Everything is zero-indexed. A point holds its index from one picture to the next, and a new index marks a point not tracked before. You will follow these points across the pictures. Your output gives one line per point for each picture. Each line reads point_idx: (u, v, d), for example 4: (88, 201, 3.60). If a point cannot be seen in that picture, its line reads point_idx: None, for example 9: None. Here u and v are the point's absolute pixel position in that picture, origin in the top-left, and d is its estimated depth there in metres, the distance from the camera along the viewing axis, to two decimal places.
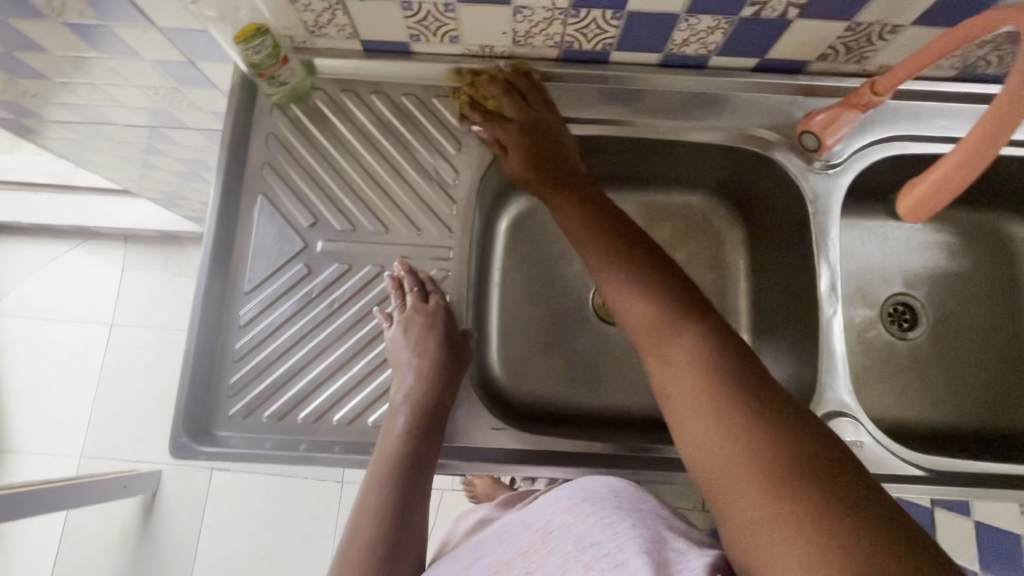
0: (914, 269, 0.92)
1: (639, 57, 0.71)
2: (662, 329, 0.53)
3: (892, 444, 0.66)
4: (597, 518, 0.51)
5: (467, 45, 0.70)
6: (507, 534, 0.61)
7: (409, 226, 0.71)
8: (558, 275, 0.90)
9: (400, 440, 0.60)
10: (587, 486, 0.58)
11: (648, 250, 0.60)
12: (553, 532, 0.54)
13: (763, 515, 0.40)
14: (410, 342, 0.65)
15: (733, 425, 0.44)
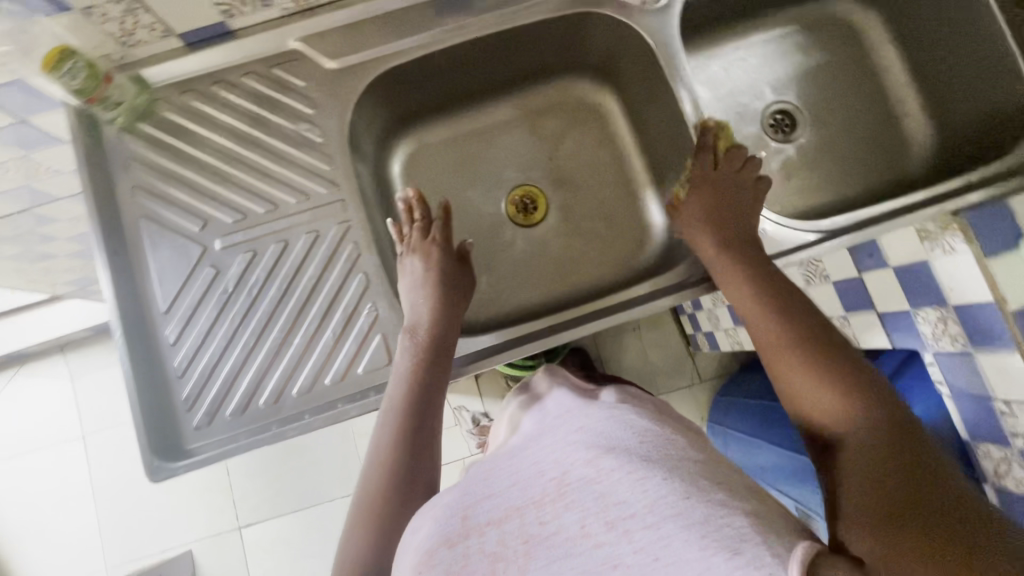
0: (780, 76, 0.99)
1: None
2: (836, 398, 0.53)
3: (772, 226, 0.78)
4: (625, 473, 0.46)
5: (282, 5, 0.70)
6: (519, 471, 0.51)
7: (297, 195, 0.71)
8: (468, 200, 0.93)
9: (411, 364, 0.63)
10: (613, 433, 0.51)
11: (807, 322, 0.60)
12: (571, 482, 0.47)
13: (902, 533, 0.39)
14: (423, 265, 0.71)
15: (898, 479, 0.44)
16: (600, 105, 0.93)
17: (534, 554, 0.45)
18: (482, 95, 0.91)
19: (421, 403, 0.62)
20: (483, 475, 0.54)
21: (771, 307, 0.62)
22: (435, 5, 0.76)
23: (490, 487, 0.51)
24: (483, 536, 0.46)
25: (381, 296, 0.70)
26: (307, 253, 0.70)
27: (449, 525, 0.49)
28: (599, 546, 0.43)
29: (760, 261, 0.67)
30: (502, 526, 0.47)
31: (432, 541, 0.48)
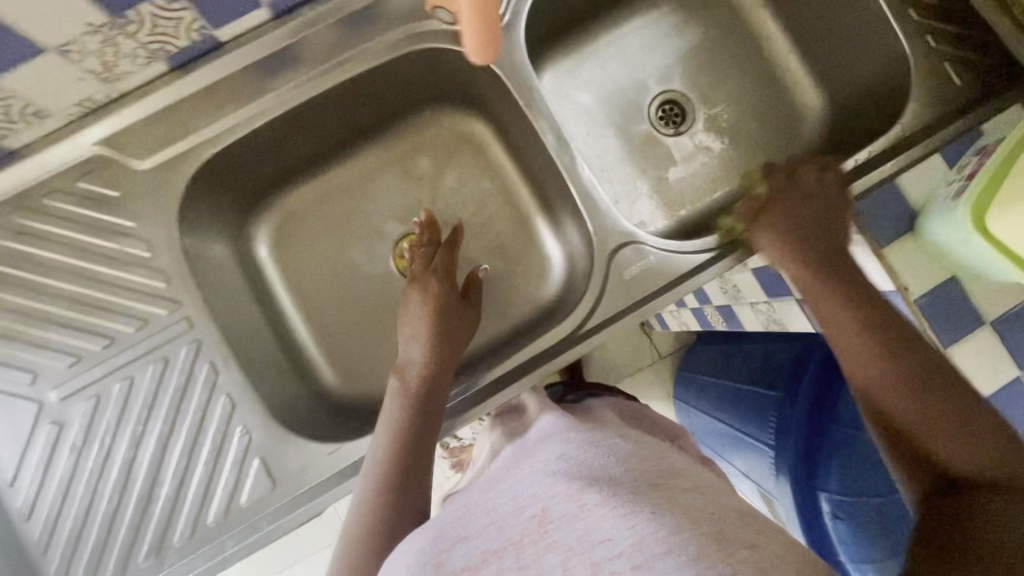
0: (664, 62, 0.90)
1: (249, 23, 0.63)
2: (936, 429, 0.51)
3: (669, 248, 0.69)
4: (609, 509, 0.45)
5: (63, 110, 0.60)
6: (497, 509, 0.51)
7: (132, 321, 0.63)
8: (350, 263, 0.85)
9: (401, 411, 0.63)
10: (597, 464, 0.51)
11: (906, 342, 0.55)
12: (551, 521, 0.46)
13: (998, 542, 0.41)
14: (425, 292, 0.73)
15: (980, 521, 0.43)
16: (471, 134, 0.85)
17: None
18: (340, 148, 0.83)
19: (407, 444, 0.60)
20: (459, 511, 0.54)
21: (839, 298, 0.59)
22: (249, 71, 0.66)
23: (466, 526, 0.50)
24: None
25: (251, 416, 0.63)
26: (157, 385, 0.63)
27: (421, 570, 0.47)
28: None
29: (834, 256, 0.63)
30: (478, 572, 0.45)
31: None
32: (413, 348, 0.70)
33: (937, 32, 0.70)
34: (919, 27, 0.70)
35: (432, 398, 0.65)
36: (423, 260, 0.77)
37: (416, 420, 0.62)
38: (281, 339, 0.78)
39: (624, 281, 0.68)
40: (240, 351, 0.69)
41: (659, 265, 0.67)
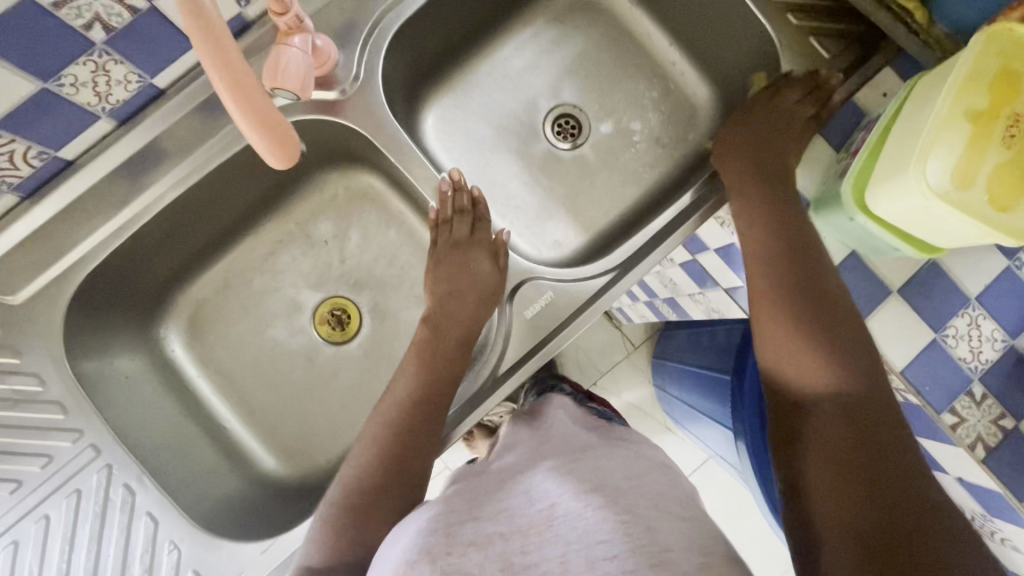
0: (550, 76, 0.88)
1: (94, 135, 0.61)
2: (818, 376, 0.53)
3: (568, 275, 0.68)
4: (608, 513, 0.43)
5: None
6: (500, 499, 0.49)
7: (36, 460, 0.61)
8: (269, 342, 0.82)
9: (417, 374, 0.63)
10: (605, 468, 0.49)
11: (825, 292, 0.56)
12: (558, 515, 0.44)
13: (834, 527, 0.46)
14: (449, 259, 0.71)
15: (874, 501, 0.45)
16: (367, 188, 0.84)
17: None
18: (235, 229, 0.80)
19: (435, 405, 0.62)
20: (464, 494, 0.51)
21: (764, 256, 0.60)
22: (105, 180, 0.64)
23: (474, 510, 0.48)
24: (465, 557, 0.43)
25: (177, 529, 0.62)
26: (74, 519, 0.61)
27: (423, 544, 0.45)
28: None
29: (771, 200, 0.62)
30: (486, 549, 0.43)
31: (412, 551, 0.44)
32: (449, 305, 0.68)
33: (797, 9, 0.70)
34: (778, 6, 0.70)
35: (451, 367, 0.64)
36: (469, 229, 0.72)
37: (440, 375, 0.63)
38: (210, 435, 0.76)
39: (532, 317, 0.68)
40: (158, 464, 0.68)
41: (556, 301, 0.68)
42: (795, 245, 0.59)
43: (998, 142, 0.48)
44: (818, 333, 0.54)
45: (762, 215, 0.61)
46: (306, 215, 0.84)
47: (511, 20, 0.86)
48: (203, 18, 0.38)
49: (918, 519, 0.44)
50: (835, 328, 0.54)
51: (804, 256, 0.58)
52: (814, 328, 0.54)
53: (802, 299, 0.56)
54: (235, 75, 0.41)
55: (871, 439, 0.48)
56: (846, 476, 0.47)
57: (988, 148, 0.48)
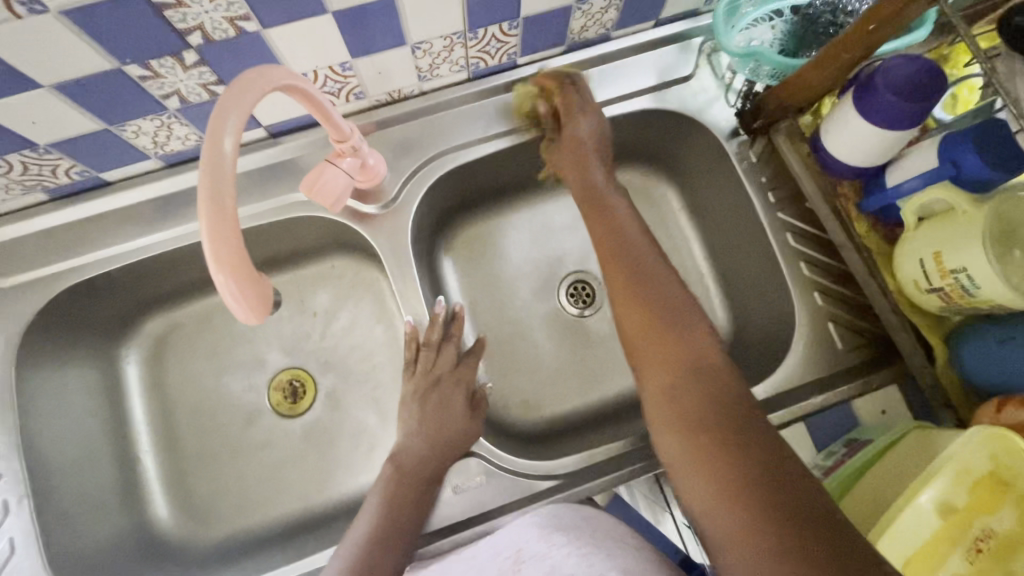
0: (582, 243, 0.90)
1: (138, 169, 0.65)
2: (663, 345, 0.50)
3: (513, 464, 0.67)
4: (570, 547, 0.52)
5: None
6: (479, 559, 0.57)
7: None
8: (218, 389, 0.82)
9: (379, 507, 0.62)
10: (568, 519, 0.58)
11: (665, 279, 0.54)
12: (524, 557, 0.53)
13: (709, 494, 0.42)
14: (415, 395, 0.68)
15: (723, 430, 0.44)
16: (373, 282, 0.85)
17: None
18: None
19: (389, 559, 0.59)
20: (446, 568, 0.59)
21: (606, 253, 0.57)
22: (132, 207, 0.67)
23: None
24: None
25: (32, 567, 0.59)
26: None
27: None
28: None
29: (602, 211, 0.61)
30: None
31: None
32: (415, 437, 0.65)
33: (826, 291, 0.69)
34: (810, 280, 0.69)
35: (415, 502, 0.63)
36: (454, 360, 0.70)
37: (399, 510, 0.62)
38: (121, 465, 0.75)
39: (461, 493, 0.66)
40: (53, 486, 0.66)
41: (490, 486, 0.66)
42: (641, 253, 0.56)
43: (962, 552, 0.45)
44: (647, 295, 0.53)
45: (618, 247, 0.57)
46: (308, 283, 0.86)
47: None
48: (217, 174, 0.38)
49: (750, 433, 0.43)
50: (657, 288, 0.53)
51: (649, 253, 0.56)
52: (642, 301, 0.53)
53: (655, 288, 0.53)
54: (223, 225, 0.38)
55: (720, 381, 0.47)
56: (703, 425, 0.45)
57: (953, 552, 0.45)
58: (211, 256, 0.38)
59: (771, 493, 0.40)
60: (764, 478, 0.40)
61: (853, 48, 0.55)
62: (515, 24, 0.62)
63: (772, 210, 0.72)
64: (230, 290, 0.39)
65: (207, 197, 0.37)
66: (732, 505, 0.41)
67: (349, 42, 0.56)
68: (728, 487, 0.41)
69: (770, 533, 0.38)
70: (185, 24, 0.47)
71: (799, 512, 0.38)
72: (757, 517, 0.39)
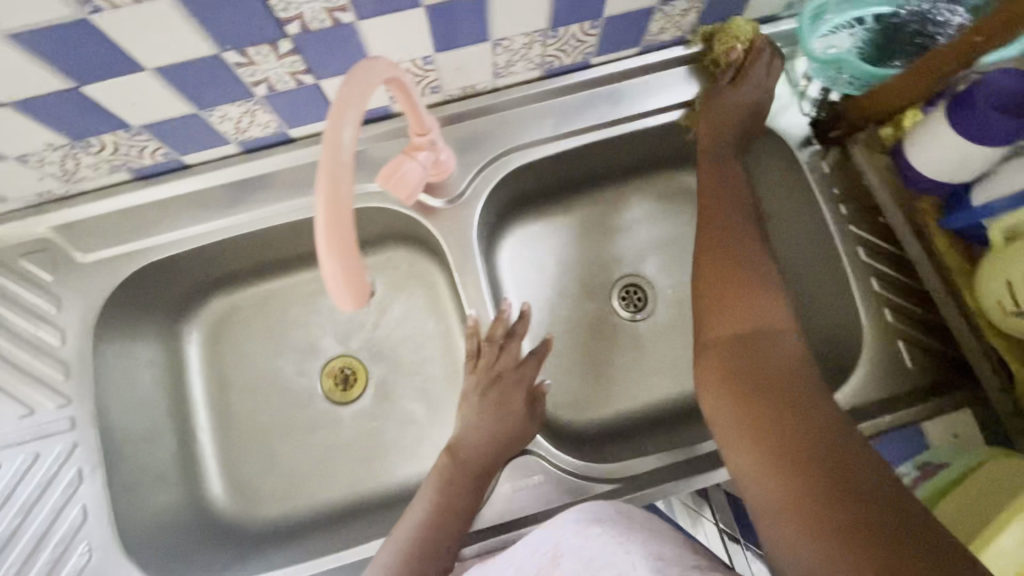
0: (637, 246, 0.89)
1: (216, 153, 0.67)
2: (739, 324, 0.54)
3: (570, 463, 0.67)
4: (608, 540, 0.48)
5: (22, 197, 0.64)
6: (518, 554, 0.55)
7: (19, 408, 0.63)
8: (273, 372, 0.83)
9: (435, 493, 0.63)
10: (608, 513, 0.55)
11: (761, 266, 0.57)
12: (562, 555, 0.49)
13: (767, 468, 0.45)
14: (478, 389, 0.68)
15: (791, 411, 0.46)
16: (428, 274, 0.86)
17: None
18: (295, 261, 0.83)
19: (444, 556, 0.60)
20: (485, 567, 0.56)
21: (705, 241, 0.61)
22: (207, 191, 0.69)
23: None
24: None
25: (99, 534, 0.61)
26: (19, 479, 0.62)
27: None
28: None
29: (714, 195, 0.65)
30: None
31: None
32: (475, 430, 0.66)
33: (896, 308, 0.67)
34: (880, 296, 0.68)
35: (470, 491, 0.63)
36: (516, 359, 0.70)
37: (456, 497, 0.62)
38: (179, 440, 0.77)
39: (514, 489, 0.66)
40: (118, 457, 0.69)
41: (546, 485, 0.66)
42: (735, 252, 0.59)
43: None
44: (735, 286, 0.56)
45: (721, 235, 0.61)
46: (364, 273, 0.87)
47: (626, 182, 0.88)
48: (336, 164, 0.38)
49: (819, 417, 0.45)
50: (744, 279, 0.56)
51: (740, 241, 0.60)
52: (727, 289, 0.56)
53: (744, 277, 0.56)
54: (338, 216, 0.39)
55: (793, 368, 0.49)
56: (770, 405, 0.47)
57: None
58: (324, 246, 0.39)
59: (831, 470, 0.42)
60: (825, 458, 0.43)
61: (948, 62, 0.54)
62: (597, 23, 0.61)
63: (843, 222, 0.70)
64: (338, 279, 0.40)
65: (326, 187, 0.38)
66: (790, 478, 0.43)
67: (435, 36, 0.56)
68: (789, 461, 0.44)
69: (827, 507, 0.41)
70: (286, 13, 0.48)
71: (852, 493, 0.41)
72: (814, 492, 0.42)
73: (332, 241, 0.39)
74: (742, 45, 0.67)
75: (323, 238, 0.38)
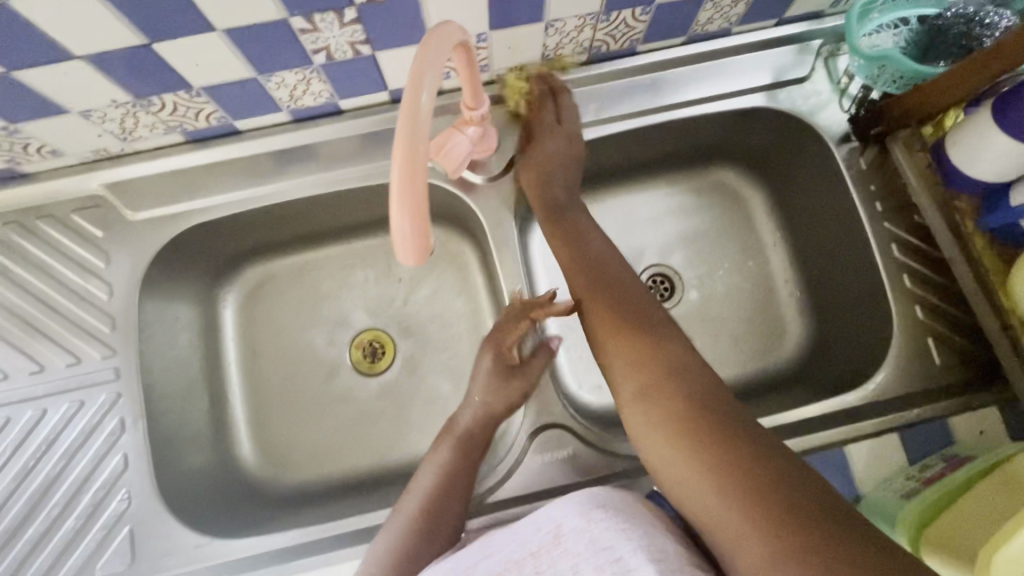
0: (665, 237, 0.90)
1: (268, 120, 0.68)
2: (634, 359, 0.52)
3: (598, 437, 0.69)
4: (612, 525, 0.48)
5: (78, 154, 0.65)
6: (518, 529, 0.55)
7: (65, 357, 0.65)
8: (303, 341, 0.85)
9: (439, 471, 0.64)
10: (612, 493, 0.54)
11: (622, 317, 0.55)
12: (565, 533, 0.49)
13: (699, 485, 0.44)
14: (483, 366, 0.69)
15: (708, 425, 0.46)
16: (460, 253, 0.87)
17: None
18: (331, 233, 0.85)
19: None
20: (485, 540, 0.57)
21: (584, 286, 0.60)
22: (256, 158, 0.71)
23: (493, 550, 0.54)
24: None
25: (137, 483, 0.63)
26: (63, 425, 0.64)
27: None
28: None
29: (579, 241, 0.64)
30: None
31: None
32: (469, 409, 0.68)
33: (927, 305, 0.68)
34: (911, 294, 0.69)
35: (469, 471, 0.64)
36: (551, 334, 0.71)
37: (459, 476, 0.64)
38: (211, 400, 0.79)
39: (540, 461, 0.68)
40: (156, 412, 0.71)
41: (576, 459, 0.68)
42: (588, 307, 0.59)
43: None
44: (611, 330, 0.55)
45: (593, 268, 0.61)
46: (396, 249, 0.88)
47: (659, 173, 0.89)
48: (414, 124, 0.39)
49: (737, 424, 0.46)
50: (625, 320, 0.55)
51: (609, 291, 0.58)
52: (622, 326, 0.55)
53: (590, 329, 0.57)
54: (413, 177, 0.40)
55: (698, 386, 0.49)
56: (684, 425, 0.47)
57: None
58: (397, 204, 0.40)
59: (756, 479, 0.42)
60: (749, 465, 0.43)
61: (1005, 57, 0.55)
62: (648, 10, 0.63)
63: (877, 219, 0.71)
64: (408, 235, 0.42)
65: (401, 147, 0.40)
66: (720, 490, 0.43)
67: (493, 13, 0.58)
68: (715, 475, 0.43)
69: (762, 517, 0.40)
70: None
71: (778, 494, 0.41)
72: (746, 501, 0.41)
73: (408, 200, 0.40)
74: (524, 99, 0.71)
75: (397, 194, 0.40)
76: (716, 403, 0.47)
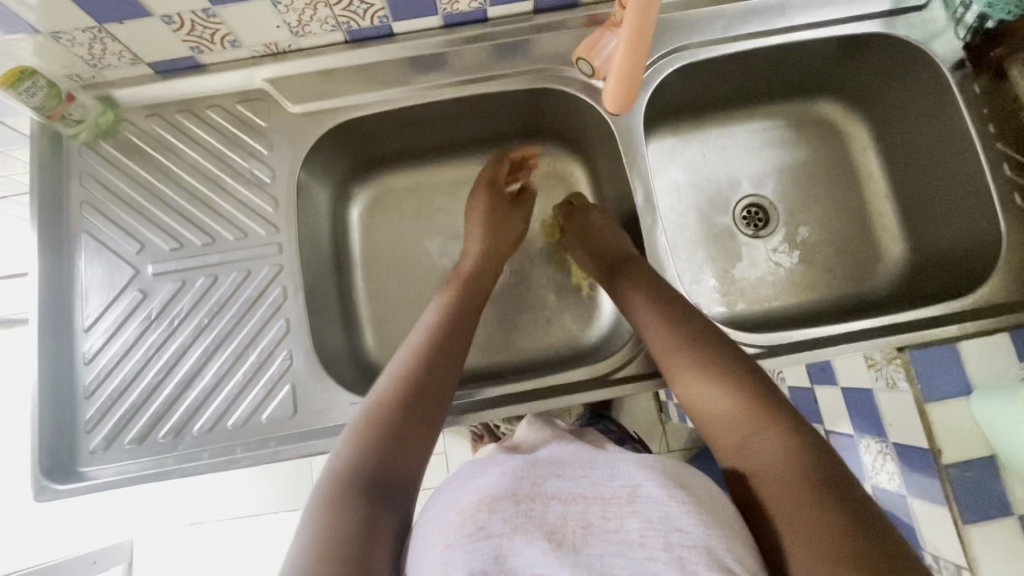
0: (762, 168, 0.94)
1: (421, 24, 0.74)
2: (724, 396, 0.57)
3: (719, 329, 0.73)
4: (692, 503, 0.46)
5: (251, 46, 0.71)
6: (588, 461, 0.51)
7: (234, 231, 0.72)
8: (418, 250, 0.90)
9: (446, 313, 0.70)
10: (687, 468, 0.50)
11: (709, 355, 0.61)
12: (642, 495, 0.46)
13: (784, 516, 0.48)
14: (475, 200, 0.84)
15: (796, 462, 0.51)
16: (569, 174, 0.92)
17: (590, 545, 0.44)
18: (450, 150, 0.90)
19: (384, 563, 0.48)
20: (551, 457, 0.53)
21: (664, 324, 0.65)
22: (404, 62, 0.76)
23: (563, 467, 0.50)
24: (547, 506, 0.46)
25: (297, 345, 0.69)
26: (232, 290, 0.71)
27: (517, 484, 0.47)
28: (652, 560, 0.43)
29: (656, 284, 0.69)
30: (567, 505, 0.46)
31: (498, 490, 0.47)
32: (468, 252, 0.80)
33: None
34: (1021, 211, 0.72)
35: (468, 319, 0.71)
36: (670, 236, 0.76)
37: (464, 320, 0.70)
38: (340, 293, 0.85)
39: None
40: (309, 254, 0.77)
41: None
42: (671, 341, 0.64)
43: None
44: (697, 367, 0.61)
45: (675, 308, 0.66)
46: None
47: (760, 106, 0.93)
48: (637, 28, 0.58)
49: (825, 466, 0.50)
50: (711, 357, 0.61)
51: (692, 330, 0.64)
52: (708, 364, 0.60)
53: (674, 366, 0.63)
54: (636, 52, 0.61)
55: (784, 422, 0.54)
56: (777, 458, 0.52)
57: None
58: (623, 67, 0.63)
59: (844, 522, 0.46)
60: (838, 509, 0.47)
61: None
62: None
63: (990, 139, 0.74)
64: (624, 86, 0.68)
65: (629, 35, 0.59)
66: (809, 528, 0.46)
67: None
68: (804, 510, 0.47)
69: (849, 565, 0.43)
70: None
71: (863, 544, 0.44)
72: (836, 543, 0.45)
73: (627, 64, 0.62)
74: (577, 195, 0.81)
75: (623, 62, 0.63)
76: (804, 442, 0.52)
